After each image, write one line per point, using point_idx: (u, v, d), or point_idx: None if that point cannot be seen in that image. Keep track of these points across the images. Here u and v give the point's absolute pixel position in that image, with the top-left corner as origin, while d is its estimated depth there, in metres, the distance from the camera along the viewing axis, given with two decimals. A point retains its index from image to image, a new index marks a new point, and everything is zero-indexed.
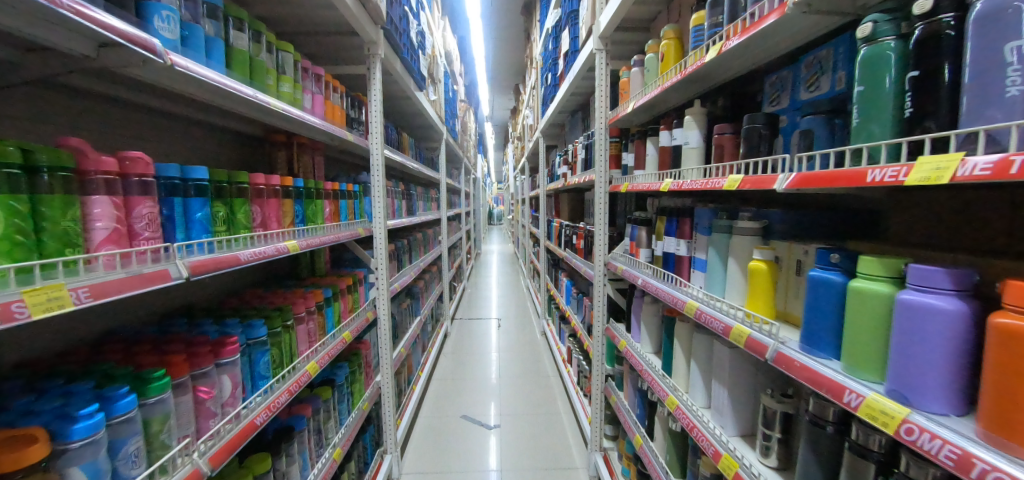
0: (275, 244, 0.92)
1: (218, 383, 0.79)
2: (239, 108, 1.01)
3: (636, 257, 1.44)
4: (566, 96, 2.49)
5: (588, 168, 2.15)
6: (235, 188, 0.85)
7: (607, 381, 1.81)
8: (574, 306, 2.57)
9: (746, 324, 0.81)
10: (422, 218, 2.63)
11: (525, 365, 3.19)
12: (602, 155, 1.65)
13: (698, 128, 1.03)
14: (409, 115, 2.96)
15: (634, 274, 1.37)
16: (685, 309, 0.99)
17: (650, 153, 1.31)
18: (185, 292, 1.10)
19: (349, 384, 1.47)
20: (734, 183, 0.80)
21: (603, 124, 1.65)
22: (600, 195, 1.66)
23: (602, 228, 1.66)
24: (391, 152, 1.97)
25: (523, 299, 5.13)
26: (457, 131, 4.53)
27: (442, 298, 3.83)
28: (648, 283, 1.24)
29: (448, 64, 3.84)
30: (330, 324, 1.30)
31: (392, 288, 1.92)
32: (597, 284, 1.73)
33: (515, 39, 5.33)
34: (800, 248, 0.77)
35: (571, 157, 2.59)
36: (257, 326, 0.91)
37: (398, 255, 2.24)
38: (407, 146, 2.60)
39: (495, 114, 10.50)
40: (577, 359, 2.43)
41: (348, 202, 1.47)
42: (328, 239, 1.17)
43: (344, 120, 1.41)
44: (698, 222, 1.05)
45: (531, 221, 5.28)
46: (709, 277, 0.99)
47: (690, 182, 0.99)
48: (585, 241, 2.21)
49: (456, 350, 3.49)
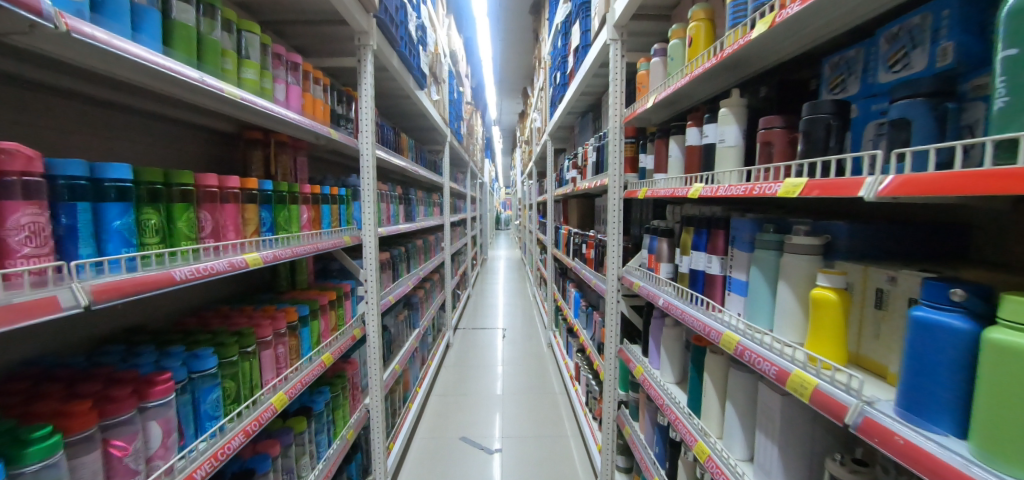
0: (229, 258, 0.77)
1: (143, 431, 0.63)
2: (197, 97, 0.87)
3: (655, 272, 1.26)
4: (576, 96, 2.33)
5: (599, 172, 1.98)
6: (177, 191, 0.70)
7: (621, 408, 1.59)
8: (583, 320, 2.39)
9: (809, 370, 0.63)
10: (422, 224, 2.48)
11: (531, 380, 3.00)
12: (616, 157, 1.48)
13: (736, 123, 0.86)
14: (410, 115, 2.83)
15: (653, 293, 1.19)
16: (721, 342, 0.82)
17: (673, 154, 1.13)
18: (138, 308, 0.96)
19: (331, 410, 1.31)
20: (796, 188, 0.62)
21: (617, 122, 1.49)
22: (612, 202, 1.49)
23: (615, 238, 1.49)
24: (385, 153, 1.83)
25: (529, 308, 4.95)
26: (463, 134, 4.41)
27: (445, 307, 3.67)
28: (671, 304, 1.07)
29: (453, 64, 3.73)
30: (306, 346, 1.14)
31: (385, 301, 1.77)
32: (609, 299, 1.54)
33: (523, 41, 5.22)
34: (881, 274, 0.60)
35: (581, 160, 2.42)
36: (204, 357, 0.76)
37: (394, 263, 2.10)
38: (407, 147, 2.46)
39: (503, 118, 10.40)
40: (586, 378, 2.23)
41: (333, 206, 1.33)
42: (303, 251, 1.03)
43: (327, 116, 1.27)
44: (736, 236, 0.87)
45: (538, 227, 5.12)
46: (750, 304, 0.82)
47: (729, 187, 0.81)
48: (596, 251, 2.03)
49: (457, 362, 3.32)
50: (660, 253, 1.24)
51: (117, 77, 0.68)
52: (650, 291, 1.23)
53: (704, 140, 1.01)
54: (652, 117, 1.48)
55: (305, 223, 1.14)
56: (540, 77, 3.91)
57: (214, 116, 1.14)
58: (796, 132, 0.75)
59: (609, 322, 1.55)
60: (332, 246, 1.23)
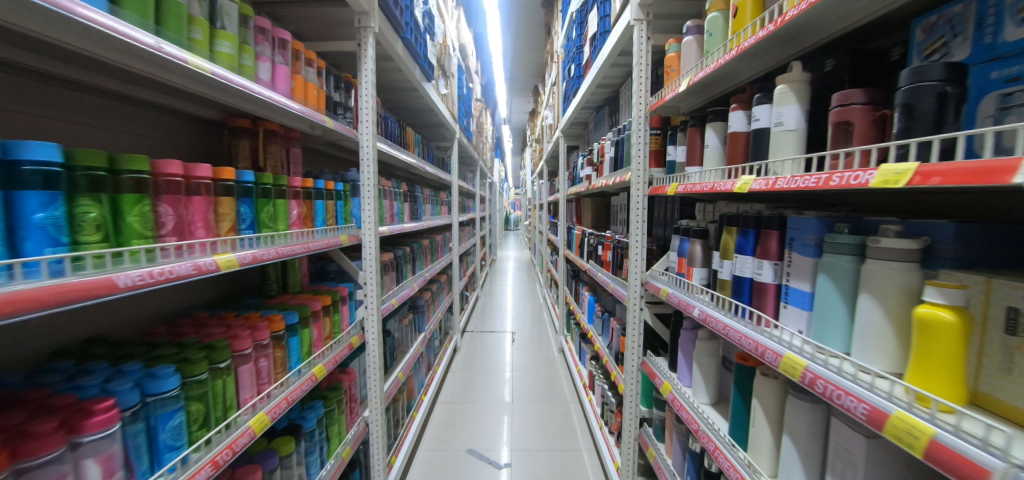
0: (194, 260, 0.66)
1: (75, 472, 0.53)
2: (163, 74, 0.76)
3: (687, 278, 1.11)
4: (592, 87, 2.19)
5: (618, 167, 1.84)
6: (130, 180, 0.60)
7: (642, 427, 1.44)
8: (597, 327, 2.24)
9: (917, 412, 0.48)
10: (428, 223, 2.37)
11: (541, 387, 2.86)
12: (640, 151, 1.33)
13: (796, 102, 0.71)
14: (417, 110, 2.73)
15: (686, 302, 1.04)
16: (781, 365, 0.67)
17: (711, 144, 0.98)
18: (104, 315, 0.86)
19: (324, 427, 1.19)
20: (908, 174, 0.47)
21: (642, 111, 1.34)
22: (634, 199, 1.34)
23: (637, 239, 1.34)
24: (389, 146, 1.72)
25: (539, 311, 4.80)
26: (472, 131, 4.30)
27: (453, 309, 3.56)
28: (711, 317, 0.91)
29: (462, 58, 3.62)
30: (294, 357, 1.03)
31: (387, 304, 1.66)
32: (631, 308, 1.40)
33: (535, 37, 5.09)
34: (1017, 290, 0.45)
35: (597, 156, 2.28)
36: (163, 378, 0.66)
37: (398, 265, 1.98)
38: (413, 142, 2.36)
39: (513, 117, 10.28)
40: (602, 388, 2.08)
41: (328, 203, 1.22)
42: (289, 251, 0.92)
43: (322, 102, 1.17)
44: (796, 238, 0.72)
45: (549, 228, 4.97)
46: (818, 321, 0.67)
47: (792, 177, 0.66)
48: (614, 253, 1.88)
49: (465, 367, 3.20)
50: (692, 256, 1.09)
51: (52, 41, 0.57)
52: (682, 299, 1.07)
53: (753, 125, 0.85)
54: (682, 106, 1.32)
55: (294, 220, 1.03)
56: (553, 71, 3.77)
57: (195, 99, 1.03)
58: (883, 109, 0.59)
59: (631, 332, 1.40)
60: (326, 246, 1.12)
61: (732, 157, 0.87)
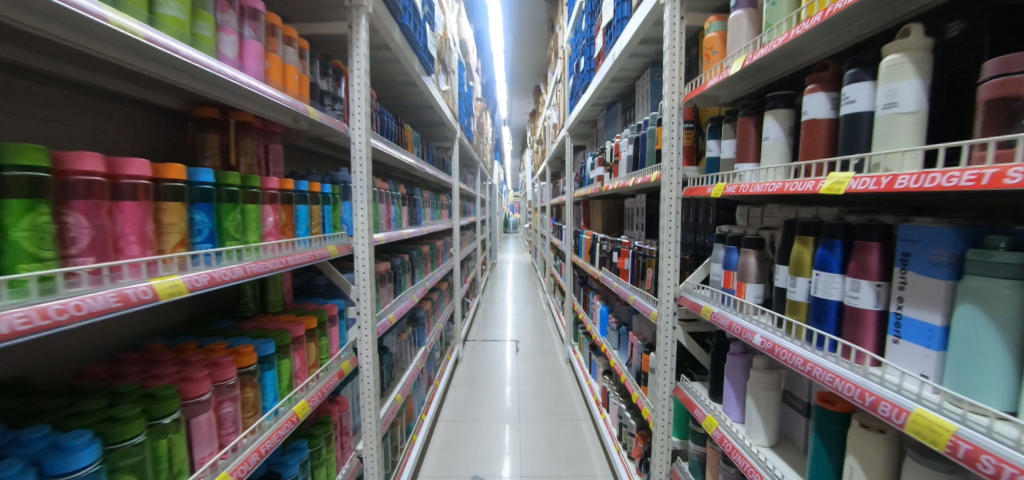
0: (118, 289, 0.50)
1: None
2: (99, 47, 0.59)
3: (736, 295, 0.94)
4: (605, 81, 2.03)
5: (638, 167, 1.67)
6: (24, 183, 0.44)
7: (675, 461, 1.26)
8: (612, 340, 2.07)
9: None
10: (428, 227, 2.19)
11: (549, 402, 2.68)
12: (672, 146, 1.16)
13: (915, 77, 0.54)
14: (416, 106, 2.56)
15: (739, 325, 0.86)
16: (909, 427, 0.49)
17: (771, 136, 0.82)
18: (25, 351, 0.68)
19: (310, 471, 1.01)
20: None
21: (675, 101, 1.17)
22: (667, 202, 1.17)
23: (669, 247, 1.17)
24: (384, 144, 1.54)
25: (542, 318, 4.63)
26: (473, 131, 4.13)
27: (453, 318, 3.38)
28: (779, 346, 0.74)
29: (463, 54, 3.45)
30: (270, 395, 0.86)
31: (383, 320, 1.48)
32: (662, 327, 1.22)
33: (537, 35, 4.95)
34: None
35: (611, 155, 2.11)
36: (76, 453, 0.48)
37: (396, 274, 1.81)
38: (412, 141, 2.19)
39: (513, 118, 10.13)
40: (619, 408, 1.91)
41: (313, 207, 1.04)
42: (259, 269, 0.76)
43: (305, 89, 1.00)
44: (912, 254, 0.56)
45: (552, 231, 4.81)
46: (955, 365, 0.49)
47: (914, 175, 0.50)
48: (633, 261, 1.71)
49: (467, 380, 3.01)
50: (744, 270, 0.92)
51: None
52: (731, 321, 0.90)
53: (837, 110, 0.68)
54: (720, 96, 1.16)
55: (270, 228, 0.86)
56: (557, 69, 3.62)
57: (152, 85, 0.86)
58: None
59: (661, 354, 1.22)
60: (311, 260, 0.95)
61: (809, 150, 0.71)
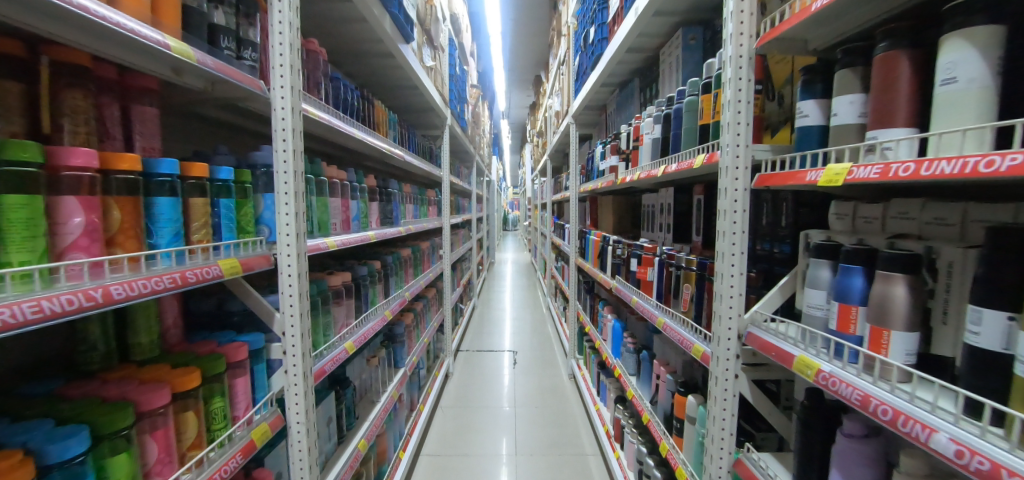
0: None
1: None
2: None
3: (868, 347, 0.58)
4: (620, 52, 1.65)
5: (667, 153, 1.31)
6: None
7: None
8: (628, 365, 1.70)
9: None
10: (407, 228, 1.83)
11: (551, 428, 2.32)
12: (739, 114, 0.79)
13: None
14: (397, 85, 2.18)
15: (891, 407, 0.50)
16: None
17: (959, 75, 0.48)
18: None
19: None
20: None
21: (744, 47, 0.80)
22: (727, 195, 0.81)
23: (733, 263, 0.80)
24: (338, 121, 1.17)
25: (542, 324, 4.26)
26: (466, 120, 3.75)
27: (444, 327, 3.02)
28: (1019, 475, 0.36)
29: (455, 33, 3.07)
30: None
31: (335, 353, 1.12)
32: (717, 377, 0.85)
33: (538, 18, 4.54)
34: None
35: (627, 141, 1.75)
36: None
37: (358, 287, 1.43)
38: (388, 124, 1.83)
39: (512, 112, 9.70)
40: (639, 451, 1.55)
41: (197, 201, 0.67)
42: (10, 318, 0.37)
43: (167, 13, 0.62)
44: None
45: (553, 231, 4.45)
46: None
47: None
48: (659, 272, 1.35)
49: (458, 399, 2.66)
50: (885, 309, 0.56)
51: None
52: (869, 394, 0.54)
53: None
54: (810, 40, 0.80)
55: (75, 237, 0.49)
56: (560, 48, 3.22)
57: None
58: None
59: (715, 413, 0.86)
60: (170, 288, 0.57)
61: None
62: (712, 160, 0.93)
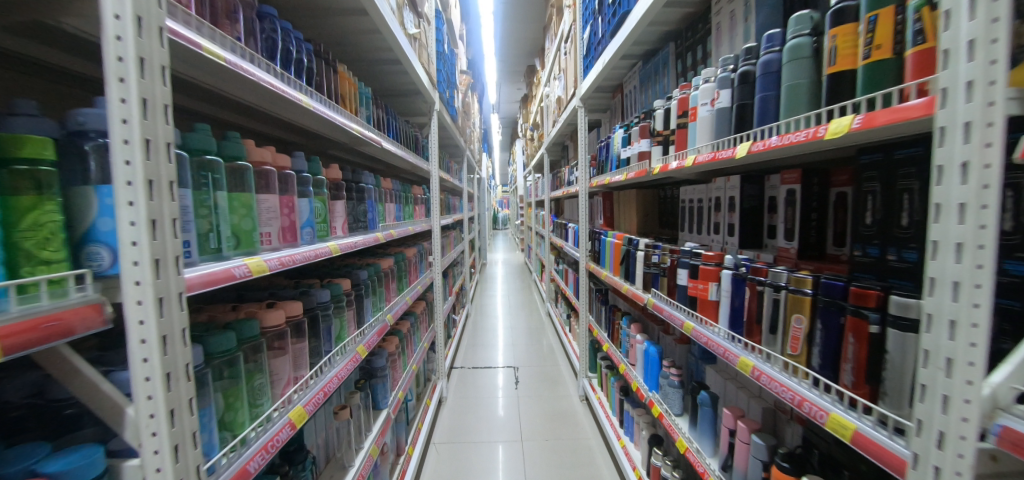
0: None
1: None
2: None
3: None
4: (658, 7, 1.28)
5: (742, 126, 0.95)
6: None
7: None
8: (673, 404, 1.33)
9: None
10: (386, 234, 1.43)
11: (566, 465, 1.94)
12: (999, 22, 0.40)
13: None
14: (372, 56, 1.77)
15: None
16: None
17: None
18: None
19: None
20: None
21: None
22: (964, 176, 0.43)
23: (973, 302, 0.43)
24: (267, 76, 0.76)
25: (543, 333, 3.89)
26: (457, 109, 3.35)
27: (435, 344, 2.64)
28: None
29: (442, 7, 2.67)
30: None
31: (269, 435, 0.72)
32: None
33: (534, 2, 4.15)
34: None
35: (665, 120, 1.39)
36: None
37: (314, 321, 1.03)
38: (358, 100, 1.42)
39: (503, 105, 9.28)
40: None
41: None
42: None
43: None
44: None
45: (554, 231, 4.07)
46: None
47: None
48: (730, 291, 0.99)
49: (453, 430, 2.27)
50: None
51: None
52: None
53: None
54: None
55: None
56: (563, 25, 2.84)
57: None
58: None
59: None
60: None
61: None
62: (898, 118, 0.54)
